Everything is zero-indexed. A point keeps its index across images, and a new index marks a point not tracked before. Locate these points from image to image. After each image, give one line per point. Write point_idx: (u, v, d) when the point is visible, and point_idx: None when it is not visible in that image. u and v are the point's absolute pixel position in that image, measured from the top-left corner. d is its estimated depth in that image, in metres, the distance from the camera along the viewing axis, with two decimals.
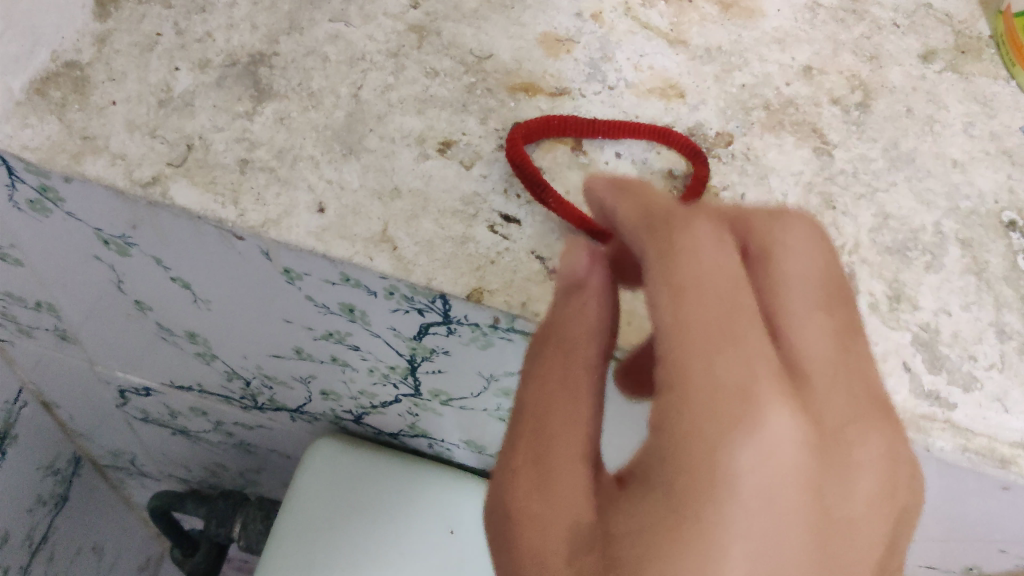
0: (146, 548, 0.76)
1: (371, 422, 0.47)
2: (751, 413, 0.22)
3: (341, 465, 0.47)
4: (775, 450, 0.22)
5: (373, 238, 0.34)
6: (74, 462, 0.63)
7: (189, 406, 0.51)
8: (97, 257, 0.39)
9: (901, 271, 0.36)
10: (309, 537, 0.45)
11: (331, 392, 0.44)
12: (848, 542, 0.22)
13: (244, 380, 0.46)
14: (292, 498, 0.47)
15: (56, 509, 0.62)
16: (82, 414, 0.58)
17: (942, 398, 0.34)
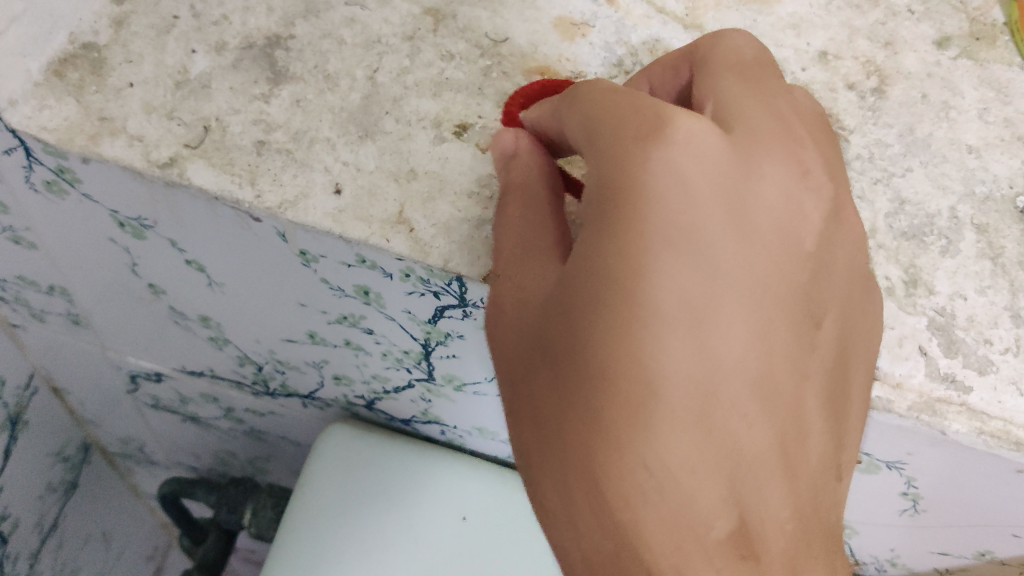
0: (153, 537, 0.76)
1: (383, 409, 0.47)
2: (660, 138, 0.28)
3: (354, 449, 0.47)
4: (692, 159, 0.28)
5: (389, 220, 0.34)
6: (84, 450, 0.63)
7: (200, 392, 0.51)
8: (113, 239, 0.40)
9: (917, 256, 0.36)
10: (323, 520, 0.46)
11: (343, 377, 0.44)
12: (766, 227, 0.29)
13: (257, 365, 0.46)
14: (305, 481, 0.47)
15: (66, 497, 0.62)
16: (93, 400, 0.58)
17: (958, 381, 0.34)
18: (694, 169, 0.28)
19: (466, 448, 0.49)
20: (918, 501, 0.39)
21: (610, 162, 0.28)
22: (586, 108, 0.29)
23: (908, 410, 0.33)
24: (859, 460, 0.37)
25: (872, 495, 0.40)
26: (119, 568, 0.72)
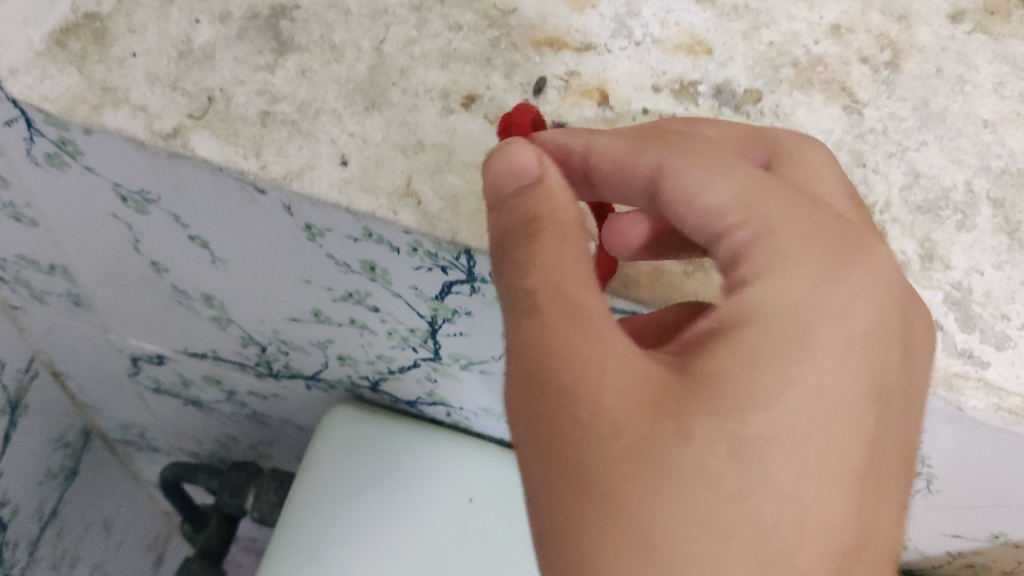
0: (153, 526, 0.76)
1: (388, 391, 0.46)
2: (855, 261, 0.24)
3: (358, 432, 0.46)
4: (877, 293, 0.24)
5: (397, 192, 0.33)
6: (85, 436, 0.63)
7: (202, 375, 0.50)
8: (115, 215, 0.39)
9: (932, 230, 0.35)
10: (326, 502, 0.45)
11: (348, 358, 0.44)
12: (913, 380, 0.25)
13: (260, 346, 0.45)
14: (309, 462, 0.46)
15: (66, 484, 0.62)
16: (94, 385, 0.57)
17: (975, 356, 0.33)
18: (875, 305, 0.24)
19: (472, 431, 0.49)
20: (931, 480, 0.38)
21: (791, 271, 0.24)
22: (722, 163, 0.26)
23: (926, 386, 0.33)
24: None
25: None
26: (119, 557, 0.71)
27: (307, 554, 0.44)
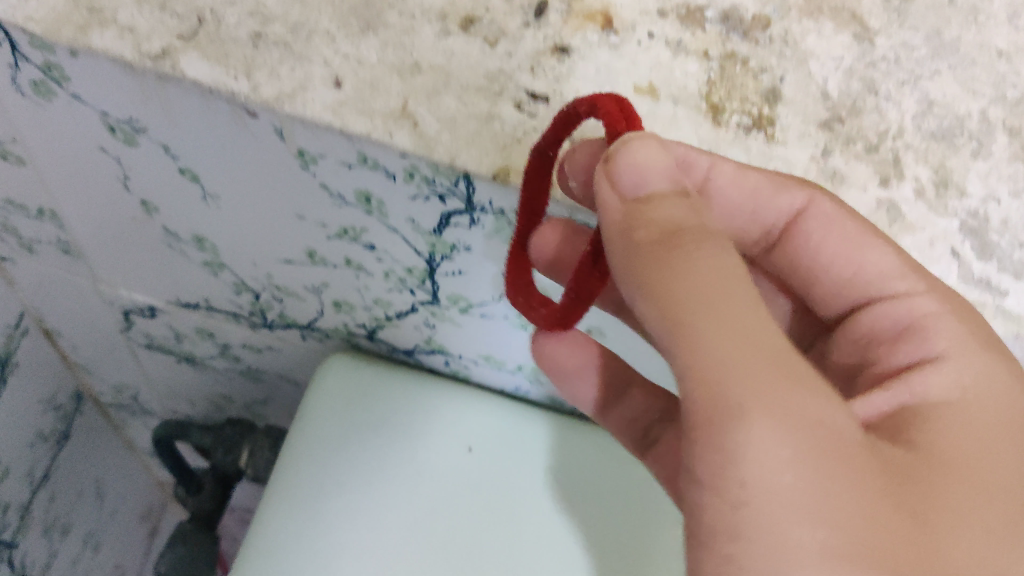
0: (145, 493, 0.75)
1: (385, 339, 0.45)
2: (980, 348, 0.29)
3: (354, 381, 0.45)
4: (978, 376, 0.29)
5: (392, 114, 0.32)
6: (77, 399, 0.62)
7: (195, 328, 0.49)
8: (104, 149, 0.38)
9: (947, 157, 0.34)
10: (321, 452, 0.44)
11: (344, 304, 0.42)
12: None
13: (254, 293, 0.44)
14: (303, 412, 0.45)
15: (58, 447, 0.61)
16: (86, 344, 0.56)
17: (993, 285, 0.33)
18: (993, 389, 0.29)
19: (471, 382, 0.47)
20: None
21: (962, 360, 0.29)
22: (858, 226, 0.31)
23: None
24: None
25: None
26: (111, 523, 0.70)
27: (302, 506, 0.43)
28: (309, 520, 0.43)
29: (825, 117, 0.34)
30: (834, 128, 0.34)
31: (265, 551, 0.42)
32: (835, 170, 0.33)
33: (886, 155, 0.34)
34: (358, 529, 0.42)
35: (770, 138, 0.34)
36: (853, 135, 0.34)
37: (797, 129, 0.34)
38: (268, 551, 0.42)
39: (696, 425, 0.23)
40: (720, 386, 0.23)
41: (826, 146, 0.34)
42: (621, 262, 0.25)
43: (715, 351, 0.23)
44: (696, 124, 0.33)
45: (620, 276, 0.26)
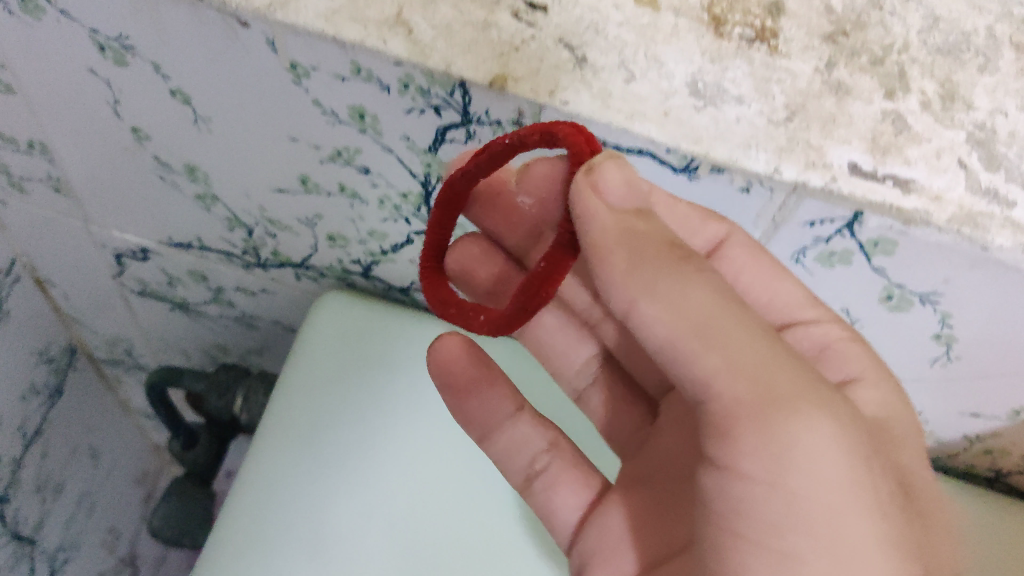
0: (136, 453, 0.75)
1: (380, 276, 0.44)
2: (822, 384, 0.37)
3: (349, 315, 0.45)
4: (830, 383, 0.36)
5: (387, 21, 0.31)
6: (71, 354, 0.61)
7: (188, 270, 0.48)
8: (93, 71, 0.37)
9: (953, 72, 0.33)
10: (317, 385, 0.44)
11: (338, 237, 0.42)
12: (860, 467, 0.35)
13: (247, 229, 0.43)
14: (298, 344, 0.45)
15: (51, 402, 0.60)
16: (79, 295, 0.55)
17: (1000, 196, 0.31)
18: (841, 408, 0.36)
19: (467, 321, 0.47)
20: (951, 346, 0.36)
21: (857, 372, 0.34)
22: (807, 223, 0.33)
23: (949, 223, 0.31)
24: (889, 293, 0.34)
25: (901, 339, 0.37)
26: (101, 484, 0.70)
27: (301, 441, 0.43)
28: (308, 455, 0.42)
29: (828, 30, 0.33)
30: (838, 42, 0.33)
31: (263, 486, 0.42)
32: (840, 82, 0.32)
33: (890, 69, 0.33)
34: (358, 464, 0.42)
35: (774, 50, 0.33)
36: (857, 49, 0.33)
37: (801, 42, 0.33)
38: (266, 486, 0.42)
39: (744, 432, 0.26)
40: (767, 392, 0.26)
41: (830, 59, 0.33)
42: (636, 282, 0.27)
43: (755, 360, 0.26)
44: (698, 36, 0.32)
45: (624, 297, 0.28)
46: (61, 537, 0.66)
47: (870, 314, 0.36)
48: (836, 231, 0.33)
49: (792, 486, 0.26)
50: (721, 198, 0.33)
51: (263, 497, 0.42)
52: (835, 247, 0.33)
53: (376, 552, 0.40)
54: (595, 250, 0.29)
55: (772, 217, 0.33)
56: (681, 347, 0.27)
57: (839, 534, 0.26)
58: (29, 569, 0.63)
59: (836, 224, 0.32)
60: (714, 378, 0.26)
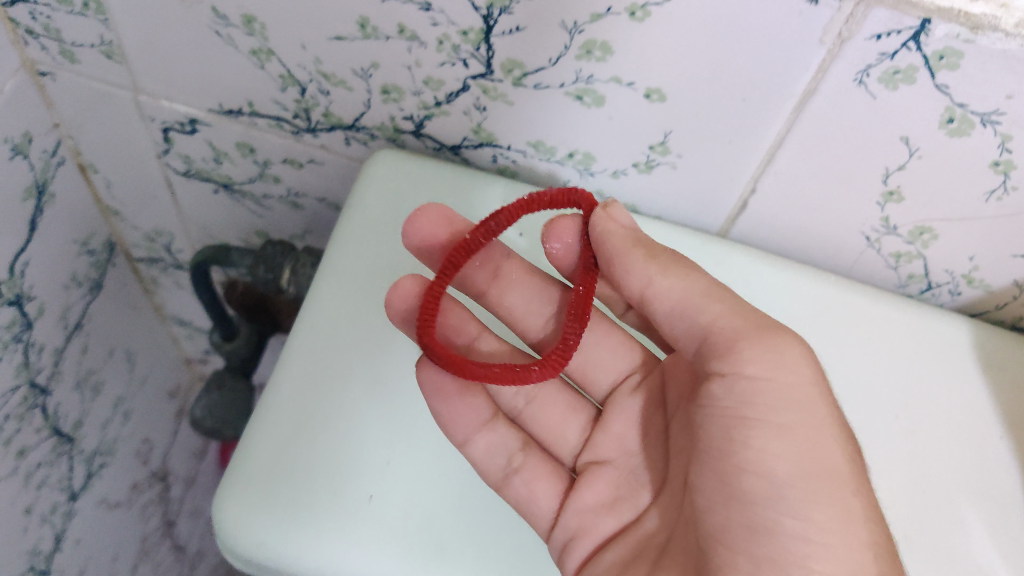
0: (164, 357, 0.77)
1: (431, 136, 0.45)
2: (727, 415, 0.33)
3: (405, 172, 0.43)
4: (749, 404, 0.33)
5: None
6: (110, 249, 0.62)
7: (235, 142, 0.49)
8: None
9: None
10: (373, 243, 0.42)
11: (393, 90, 0.42)
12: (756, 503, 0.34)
13: (300, 87, 0.43)
14: (351, 204, 0.43)
15: (90, 297, 0.61)
16: (121, 182, 0.56)
17: None
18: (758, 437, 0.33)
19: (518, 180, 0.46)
20: (1008, 174, 0.35)
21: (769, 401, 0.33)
22: (867, 46, 0.32)
23: (1016, 28, 0.29)
24: (950, 117, 0.34)
25: (957, 173, 0.36)
26: (135, 387, 0.72)
27: (362, 297, 0.41)
28: (368, 316, 0.40)
29: None
30: None
31: (331, 341, 0.39)
32: None
33: None
34: None
35: None
36: None
37: None
38: (334, 340, 0.39)
39: (746, 351, 0.33)
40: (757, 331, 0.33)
41: None
42: (651, 266, 0.35)
43: (740, 308, 0.34)
44: None
45: (642, 278, 0.36)
46: (98, 440, 0.68)
47: (930, 144, 0.36)
48: (902, 46, 0.31)
49: (785, 384, 0.32)
50: (791, 17, 0.32)
51: (332, 351, 0.39)
52: (900, 64, 0.32)
53: None
54: (617, 263, 0.36)
55: (838, 34, 0.32)
56: (689, 310, 0.35)
57: (815, 414, 0.33)
58: (68, 468, 0.65)
59: (903, 37, 0.31)
60: (718, 325, 0.34)
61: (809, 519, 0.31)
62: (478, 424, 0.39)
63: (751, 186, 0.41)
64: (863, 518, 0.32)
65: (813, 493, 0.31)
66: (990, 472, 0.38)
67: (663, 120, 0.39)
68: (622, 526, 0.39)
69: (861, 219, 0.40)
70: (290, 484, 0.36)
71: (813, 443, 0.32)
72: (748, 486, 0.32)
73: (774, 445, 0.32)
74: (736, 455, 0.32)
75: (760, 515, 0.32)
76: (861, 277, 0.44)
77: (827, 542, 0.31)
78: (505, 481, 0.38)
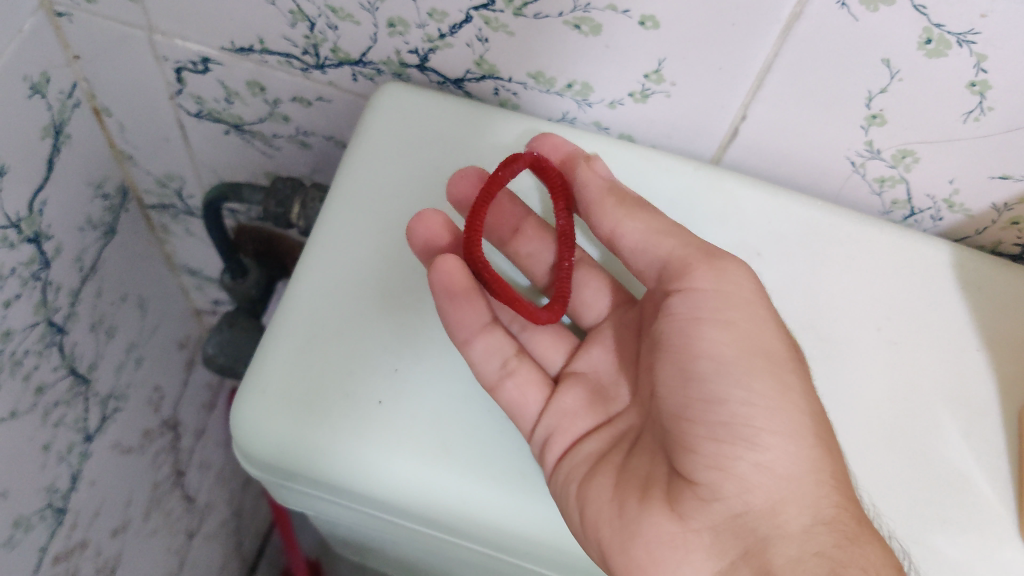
0: (172, 305, 0.79)
1: (435, 70, 0.47)
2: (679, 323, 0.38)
3: (411, 104, 0.45)
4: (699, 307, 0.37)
5: None
6: (123, 193, 0.64)
7: (247, 81, 0.51)
8: None
9: None
10: (380, 170, 0.44)
11: (399, 23, 0.43)
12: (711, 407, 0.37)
13: (309, 22, 0.45)
14: (359, 133, 0.45)
15: (105, 240, 0.63)
16: (135, 124, 0.58)
17: None
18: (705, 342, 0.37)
19: (518, 112, 0.48)
20: (984, 95, 0.37)
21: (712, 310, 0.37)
22: None
23: None
24: (928, 38, 0.35)
25: (935, 95, 0.38)
26: (147, 332, 0.74)
27: (370, 220, 0.42)
28: (374, 238, 0.42)
29: None
30: None
31: (341, 259, 0.41)
32: None
33: None
34: None
35: None
36: None
37: None
38: (344, 258, 0.41)
39: (697, 273, 0.38)
40: (706, 257, 0.38)
41: None
42: (619, 213, 0.40)
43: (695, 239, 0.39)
44: None
45: (608, 223, 0.40)
46: (112, 384, 0.70)
47: (911, 66, 0.37)
48: None
49: (729, 295, 0.37)
50: None
51: (343, 268, 0.41)
52: None
53: None
54: (592, 210, 0.41)
55: None
56: (649, 244, 0.39)
57: (755, 314, 0.37)
58: (83, 409, 0.67)
59: None
60: (672, 255, 0.39)
61: (754, 389, 0.35)
62: (479, 326, 0.41)
63: (741, 114, 0.43)
64: (798, 390, 0.36)
65: (753, 367, 0.36)
66: (967, 381, 0.40)
67: (657, 47, 0.40)
68: (599, 424, 0.43)
69: (846, 144, 0.43)
70: (302, 389, 0.39)
71: (755, 333, 0.36)
72: (701, 368, 0.36)
73: (722, 342, 0.36)
74: (690, 347, 0.37)
75: (711, 394, 0.36)
76: (848, 202, 0.47)
77: (768, 408, 0.35)
78: (499, 383, 0.40)
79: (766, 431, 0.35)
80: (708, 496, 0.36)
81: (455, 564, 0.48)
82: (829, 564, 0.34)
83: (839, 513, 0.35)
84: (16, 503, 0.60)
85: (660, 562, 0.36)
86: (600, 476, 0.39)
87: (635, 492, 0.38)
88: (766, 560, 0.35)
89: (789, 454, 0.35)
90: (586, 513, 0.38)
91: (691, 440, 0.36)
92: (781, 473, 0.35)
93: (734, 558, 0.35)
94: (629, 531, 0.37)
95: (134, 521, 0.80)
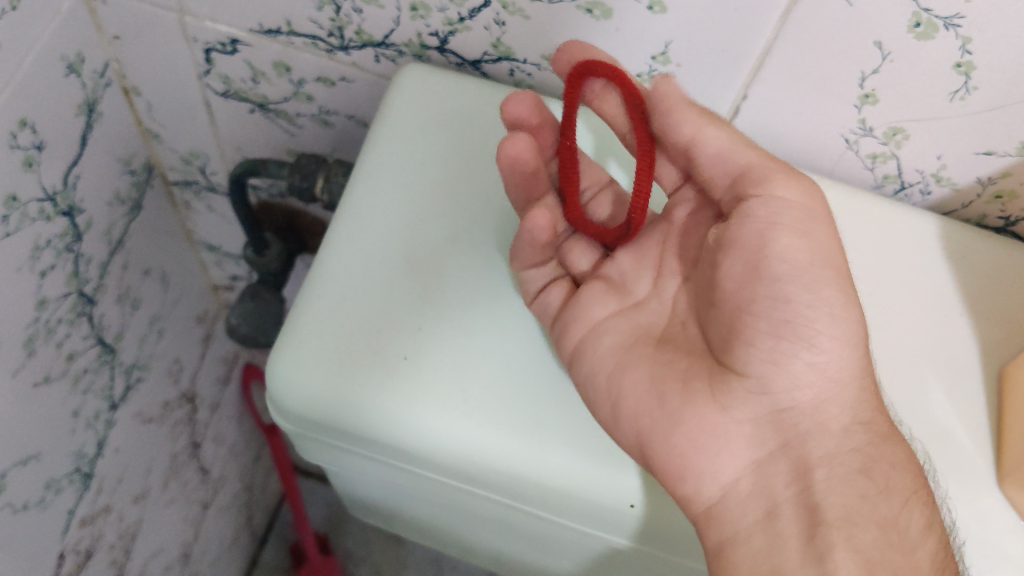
0: (189, 280, 0.82)
1: (454, 51, 0.49)
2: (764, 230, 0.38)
3: (430, 86, 0.48)
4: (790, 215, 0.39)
5: None
6: (148, 170, 0.67)
7: (273, 62, 0.54)
8: None
9: None
10: (403, 150, 0.46)
11: (421, 7, 0.46)
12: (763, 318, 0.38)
13: (336, 6, 0.47)
14: (383, 114, 0.47)
15: (131, 214, 0.66)
16: (162, 102, 0.61)
17: None
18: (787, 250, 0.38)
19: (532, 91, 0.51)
20: (969, 75, 0.40)
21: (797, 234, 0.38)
22: None
23: None
24: (917, 21, 0.38)
25: (924, 75, 0.41)
26: (167, 305, 0.77)
27: (394, 197, 0.45)
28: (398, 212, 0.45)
29: None
30: None
31: (365, 234, 0.44)
32: None
33: None
34: (442, 216, 0.45)
35: None
36: None
37: None
38: (368, 232, 0.44)
39: (782, 183, 0.39)
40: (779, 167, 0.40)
41: None
42: (704, 120, 0.40)
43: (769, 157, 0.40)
44: None
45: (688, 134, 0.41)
46: (135, 354, 0.73)
47: (901, 48, 0.40)
48: None
49: (802, 207, 0.39)
50: None
51: (368, 239, 0.44)
52: None
53: (471, 291, 0.43)
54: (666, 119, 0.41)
55: None
56: (732, 155, 0.40)
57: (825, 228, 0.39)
58: (110, 377, 0.69)
59: None
60: (753, 166, 0.40)
61: (819, 297, 0.38)
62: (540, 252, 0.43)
63: (742, 94, 0.46)
64: (855, 301, 0.39)
65: (823, 277, 0.38)
66: (951, 343, 0.43)
67: (664, 30, 0.43)
68: (612, 311, 0.44)
69: (839, 123, 0.45)
70: (336, 347, 0.42)
71: (827, 245, 0.39)
72: (775, 270, 0.38)
73: (799, 247, 0.38)
74: (765, 252, 0.38)
75: (785, 295, 0.38)
76: (843, 178, 0.50)
77: (831, 312, 0.38)
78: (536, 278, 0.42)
79: (823, 335, 0.38)
80: (757, 389, 0.39)
81: (472, 517, 0.51)
82: (862, 459, 0.39)
83: (874, 417, 0.39)
84: (47, 465, 0.63)
85: (701, 450, 0.39)
86: (631, 370, 0.41)
87: (674, 383, 0.40)
88: (806, 452, 0.39)
89: (840, 359, 0.39)
90: (624, 408, 0.40)
91: (752, 334, 0.38)
92: (832, 374, 0.39)
93: (772, 449, 0.39)
94: (675, 421, 0.39)
95: (153, 489, 0.82)
